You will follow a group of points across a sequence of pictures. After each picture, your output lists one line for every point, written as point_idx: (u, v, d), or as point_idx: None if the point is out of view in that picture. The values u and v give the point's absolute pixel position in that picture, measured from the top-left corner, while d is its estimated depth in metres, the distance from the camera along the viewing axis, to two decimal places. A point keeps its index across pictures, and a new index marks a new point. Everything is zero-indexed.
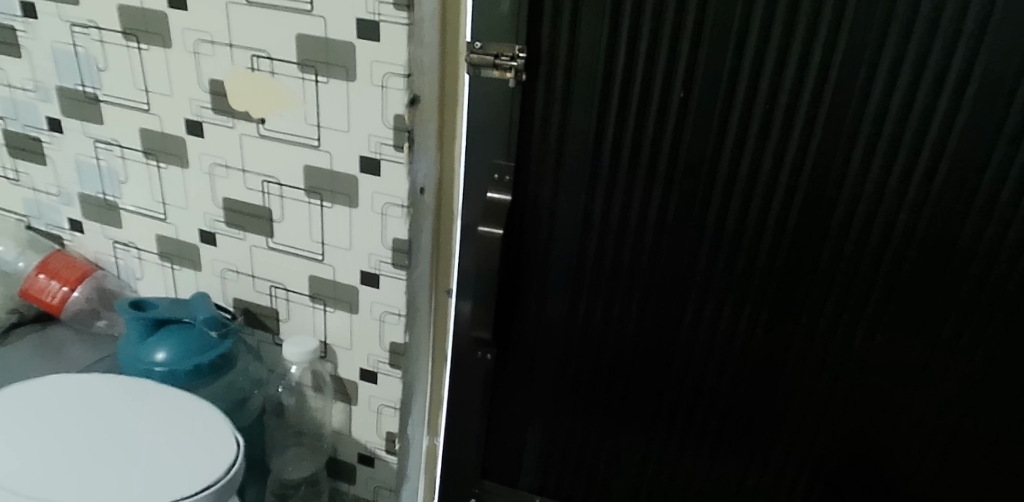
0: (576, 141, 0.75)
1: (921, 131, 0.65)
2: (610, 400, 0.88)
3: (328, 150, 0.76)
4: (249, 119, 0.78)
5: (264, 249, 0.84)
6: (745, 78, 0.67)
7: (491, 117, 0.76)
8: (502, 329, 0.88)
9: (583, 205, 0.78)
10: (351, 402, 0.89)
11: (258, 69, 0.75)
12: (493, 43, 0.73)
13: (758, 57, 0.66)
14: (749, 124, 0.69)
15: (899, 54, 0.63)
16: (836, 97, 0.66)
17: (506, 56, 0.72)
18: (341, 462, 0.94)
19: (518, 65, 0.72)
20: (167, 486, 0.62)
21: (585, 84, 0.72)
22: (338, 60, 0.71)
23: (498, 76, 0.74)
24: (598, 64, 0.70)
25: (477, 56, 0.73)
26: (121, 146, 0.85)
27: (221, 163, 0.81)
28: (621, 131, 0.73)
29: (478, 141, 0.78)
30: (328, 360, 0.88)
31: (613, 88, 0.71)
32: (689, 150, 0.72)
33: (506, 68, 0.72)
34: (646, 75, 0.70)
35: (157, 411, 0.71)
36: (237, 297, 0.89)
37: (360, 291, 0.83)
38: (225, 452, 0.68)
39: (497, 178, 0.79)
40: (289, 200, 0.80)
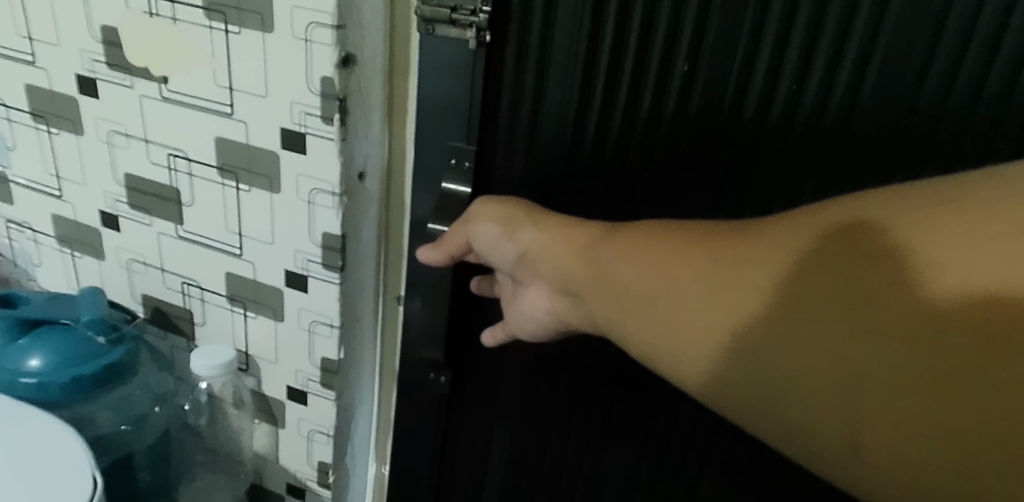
0: (553, 123, 0.58)
1: (995, 126, 0.49)
2: (588, 441, 0.72)
3: (243, 120, 0.61)
4: (149, 77, 0.62)
5: (173, 238, 0.70)
6: (767, 46, 0.51)
7: (445, 89, 0.59)
8: (454, 353, 0.71)
9: (555, 204, 0.62)
10: (277, 425, 0.74)
11: (158, 15, 0.59)
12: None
13: (790, 18, 0.49)
14: (767, 109, 0.53)
15: (976, 16, 0.46)
16: (885, 77, 0.49)
17: (466, 10, 0.55)
18: (267, 491, 0.79)
19: (480, 21, 0.55)
20: None
21: (566, 48, 0.55)
22: (252, 6, 0.56)
23: (457, 36, 0.56)
24: (582, 22, 0.54)
25: (431, 8, 0.56)
26: (6, 105, 0.70)
27: (120, 131, 0.66)
28: (609, 111, 0.57)
29: (428, 120, 0.61)
30: (250, 374, 0.73)
31: (600, 54, 0.55)
32: (685, 142, 0.56)
33: (465, 25, 0.55)
34: (642, 36, 0.53)
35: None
36: (146, 292, 0.74)
37: (285, 295, 0.68)
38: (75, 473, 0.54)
39: (456, 163, 0.61)
40: (199, 180, 0.66)
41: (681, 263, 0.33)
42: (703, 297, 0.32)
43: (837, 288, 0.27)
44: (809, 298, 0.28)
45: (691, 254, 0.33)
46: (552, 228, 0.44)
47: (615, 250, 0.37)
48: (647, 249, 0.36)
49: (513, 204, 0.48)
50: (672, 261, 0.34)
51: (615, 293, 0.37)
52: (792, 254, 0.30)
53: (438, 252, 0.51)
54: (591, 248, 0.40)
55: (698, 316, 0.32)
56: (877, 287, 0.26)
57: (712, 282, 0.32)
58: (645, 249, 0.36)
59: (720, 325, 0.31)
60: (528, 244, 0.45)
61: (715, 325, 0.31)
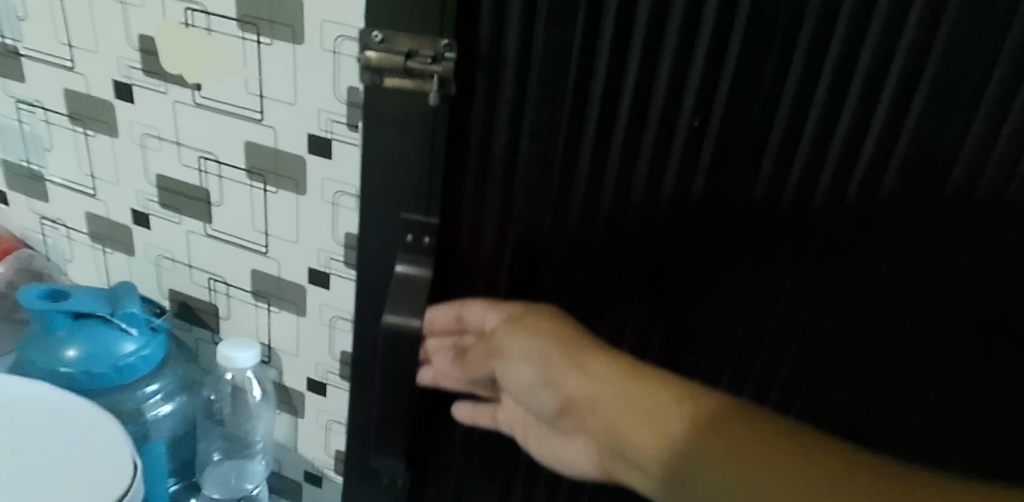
0: (539, 148, 0.50)
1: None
2: None
3: (272, 125, 0.65)
4: (183, 84, 0.66)
5: (202, 236, 0.73)
6: (775, 118, 0.44)
7: (395, 127, 0.51)
8: (428, 436, 0.65)
9: (550, 249, 0.54)
10: (297, 415, 0.78)
11: (193, 25, 0.63)
12: (403, 34, 0.48)
13: (829, 75, 0.42)
14: (778, 195, 0.46)
15: None
16: (917, 146, 0.42)
17: (423, 57, 0.47)
18: (285, 479, 0.83)
19: (441, 68, 0.47)
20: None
21: (550, 95, 0.48)
22: (284, 19, 0.60)
23: (414, 88, 0.49)
24: (576, 55, 0.46)
25: (380, 52, 0.48)
26: (45, 108, 0.74)
27: (154, 134, 0.70)
28: (626, 183, 0.49)
29: (389, 142, 0.52)
30: (271, 366, 0.77)
31: (581, 115, 0.48)
32: (708, 221, 0.49)
33: (422, 75, 0.48)
34: (647, 76, 0.45)
35: (50, 417, 0.61)
36: (173, 288, 0.78)
37: (308, 292, 0.71)
38: (110, 481, 0.56)
39: (412, 239, 0.55)
40: (228, 181, 0.69)
41: (629, 392, 0.39)
42: (622, 408, 0.39)
43: (733, 456, 0.33)
44: (710, 446, 0.34)
45: (633, 387, 0.39)
46: (526, 323, 0.48)
47: (577, 359, 0.43)
48: (586, 363, 0.43)
49: (509, 308, 0.50)
50: (614, 387, 0.40)
51: (546, 392, 0.45)
52: (703, 410, 0.36)
53: (455, 372, 0.57)
54: (547, 348, 0.46)
55: (628, 434, 0.38)
56: (764, 461, 0.33)
57: (643, 407, 0.38)
58: (601, 369, 0.41)
59: (641, 448, 0.37)
60: (507, 346, 0.49)
61: (634, 440, 0.38)
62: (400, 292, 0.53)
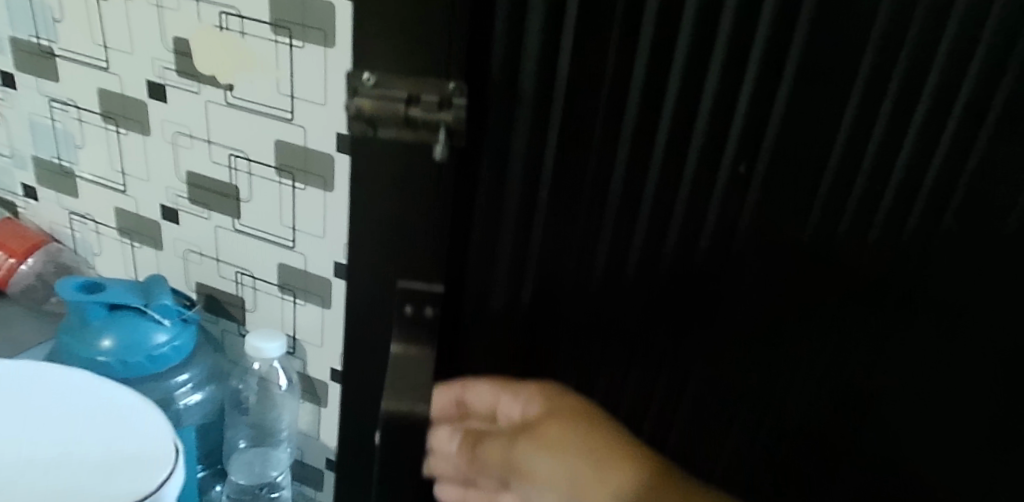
0: (567, 140, 0.39)
1: None
2: None
3: (302, 125, 0.68)
4: (215, 84, 0.69)
5: (230, 231, 0.76)
6: (836, 158, 0.35)
7: (395, 170, 0.40)
8: None
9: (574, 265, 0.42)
10: (321, 404, 0.81)
11: (227, 28, 0.66)
12: (400, 76, 0.37)
13: (902, 110, 0.33)
14: (863, 213, 0.36)
15: None
16: (989, 165, 0.33)
17: (428, 105, 0.36)
18: (307, 465, 0.86)
19: (450, 117, 0.36)
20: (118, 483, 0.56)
21: (567, 131, 0.39)
22: (316, 23, 0.62)
23: (416, 141, 0.38)
24: (595, 84, 0.37)
25: (373, 99, 0.36)
26: (78, 106, 0.76)
27: (185, 132, 0.72)
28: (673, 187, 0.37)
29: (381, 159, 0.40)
30: (296, 357, 0.80)
31: (605, 162, 0.39)
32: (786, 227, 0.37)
33: (429, 126, 0.37)
34: (686, 111, 0.36)
35: (92, 404, 0.63)
36: (200, 281, 0.80)
37: (333, 285, 0.74)
38: (152, 466, 0.58)
39: (413, 307, 0.42)
40: (257, 178, 0.72)
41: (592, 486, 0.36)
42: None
43: None
44: None
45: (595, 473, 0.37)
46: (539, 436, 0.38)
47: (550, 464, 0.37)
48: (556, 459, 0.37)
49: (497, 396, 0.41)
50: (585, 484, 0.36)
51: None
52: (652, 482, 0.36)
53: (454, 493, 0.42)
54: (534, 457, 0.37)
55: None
56: None
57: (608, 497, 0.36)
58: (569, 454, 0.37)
59: None
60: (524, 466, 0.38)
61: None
62: (400, 378, 0.38)
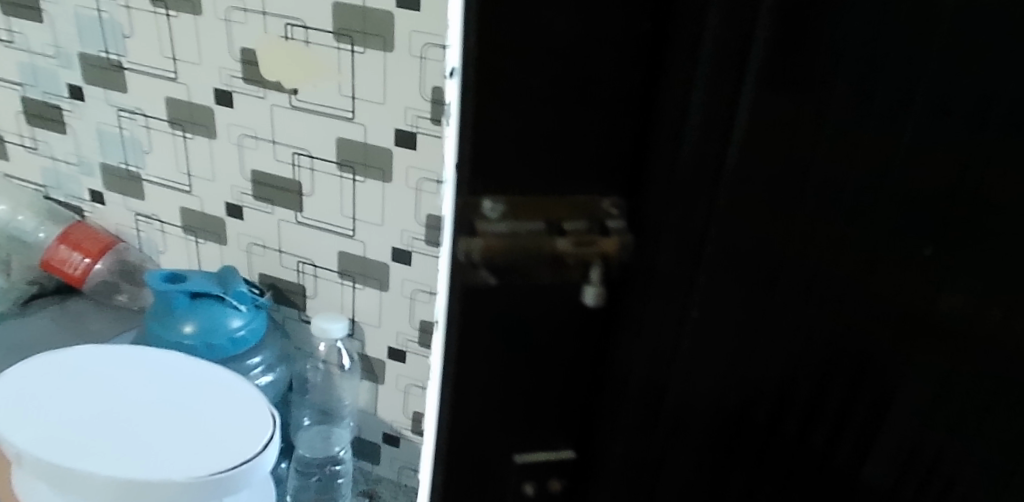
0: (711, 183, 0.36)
1: None
2: None
3: (362, 123, 0.74)
4: (280, 89, 0.75)
5: (292, 224, 0.82)
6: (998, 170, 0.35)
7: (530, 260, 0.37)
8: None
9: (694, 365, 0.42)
10: (378, 381, 0.88)
11: (292, 38, 0.72)
12: (529, 208, 0.36)
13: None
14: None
15: None
16: None
17: (584, 233, 0.37)
18: (365, 441, 0.93)
19: (608, 240, 0.38)
20: (228, 446, 0.60)
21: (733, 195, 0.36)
22: (376, 30, 0.69)
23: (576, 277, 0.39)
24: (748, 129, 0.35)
25: (498, 233, 0.36)
26: (145, 115, 0.82)
27: (250, 134, 0.79)
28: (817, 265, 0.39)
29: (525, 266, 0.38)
30: (355, 338, 0.86)
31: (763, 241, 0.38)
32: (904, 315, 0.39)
33: (584, 246, 0.37)
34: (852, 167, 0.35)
35: (190, 376, 0.67)
36: (263, 272, 0.87)
37: (391, 269, 0.81)
38: (255, 431, 0.62)
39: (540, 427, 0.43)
40: (320, 174, 0.79)
41: None
42: None
43: None
44: None
45: None
46: None
47: None
48: None
49: None
50: None
51: None
52: None
53: None
54: None
55: None
56: None
57: None
58: None
59: None
60: None
61: None
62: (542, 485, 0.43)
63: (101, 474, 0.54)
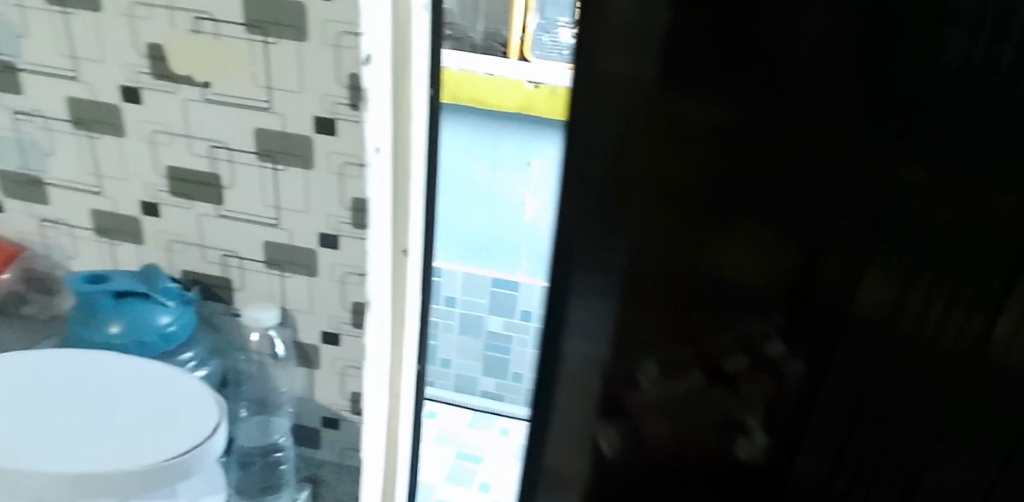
0: None
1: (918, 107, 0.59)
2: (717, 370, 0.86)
3: (279, 112, 0.76)
4: (192, 83, 0.76)
5: (214, 217, 0.83)
6: None
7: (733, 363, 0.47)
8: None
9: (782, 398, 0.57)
10: (313, 366, 0.90)
11: (201, 32, 0.73)
12: None
13: None
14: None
15: None
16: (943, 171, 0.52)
17: None
18: (304, 427, 0.94)
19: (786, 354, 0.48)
20: (177, 436, 0.62)
21: None
22: (288, 21, 0.71)
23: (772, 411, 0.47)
24: None
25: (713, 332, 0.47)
26: (45, 116, 0.80)
27: (163, 130, 0.79)
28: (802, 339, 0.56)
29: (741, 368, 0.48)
30: (287, 326, 0.88)
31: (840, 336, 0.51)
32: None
33: None
34: None
35: (126, 381, 0.68)
36: (185, 269, 0.86)
37: (318, 254, 0.83)
38: (202, 419, 0.64)
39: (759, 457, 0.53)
40: (239, 165, 0.79)
41: None
42: None
43: None
44: None
45: None
46: None
47: None
48: None
49: None
50: None
51: None
52: None
53: None
54: None
55: None
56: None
57: None
58: None
59: None
60: None
61: None
62: None
63: (52, 472, 0.54)
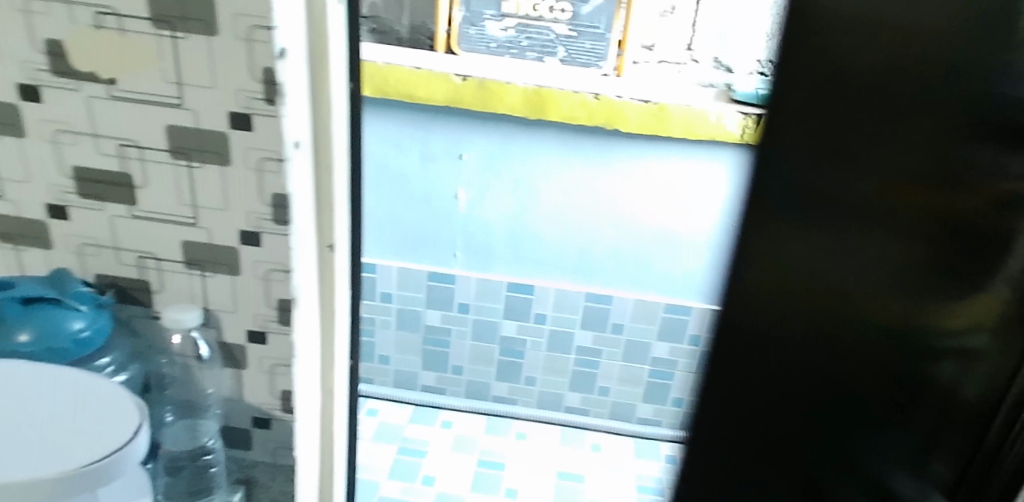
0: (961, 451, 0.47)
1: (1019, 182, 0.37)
2: None
3: (192, 109, 0.74)
4: (97, 80, 0.73)
5: (127, 218, 0.81)
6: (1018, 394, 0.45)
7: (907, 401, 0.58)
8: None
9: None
10: (240, 366, 0.88)
11: (104, 27, 0.71)
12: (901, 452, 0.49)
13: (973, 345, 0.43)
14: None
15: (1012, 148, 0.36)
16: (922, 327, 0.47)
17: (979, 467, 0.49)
18: (234, 429, 0.93)
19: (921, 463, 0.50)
20: (96, 439, 0.62)
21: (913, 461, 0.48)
22: (197, 15, 0.70)
23: None
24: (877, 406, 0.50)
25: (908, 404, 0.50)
26: None
27: (68, 129, 0.76)
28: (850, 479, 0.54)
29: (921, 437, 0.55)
30: (211, 327, 0.86)
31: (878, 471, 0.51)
32: None
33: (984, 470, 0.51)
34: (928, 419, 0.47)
35: (37, 385, 0.67)
36: (99, 273, 0.84)
37: (241, 252, 0.82)
38: (121, 421, 0.65)
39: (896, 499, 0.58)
40: (152, 164, 0.78)
41: None
42: None
43: None
44: None
45: None
46: None
47: None
48: None
49: None
50: None
51: None
52: None
53: None
54: None
55: None
56: None
57: None
58: None
59: None
60: None
61: None
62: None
63: None
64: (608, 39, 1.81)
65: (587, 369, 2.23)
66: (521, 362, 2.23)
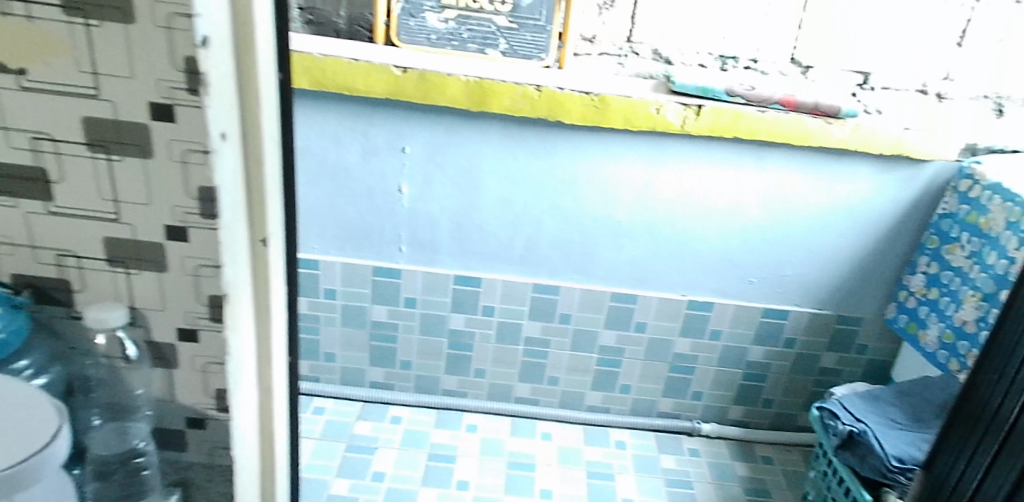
0: None
1: None
2: None
3: (109, 99, 0.72)
4: (5, 70, 0.71)
5: (44, 215, 0.78)
6: None
7: None
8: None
9: None
10: (171, 366, 0.86)
11: (11, 14, 0.68)
12: None
13: None
14: None
15: None
16: None
17: None
18: (167, 430, 0.91)
19: None
20: (15, 442, 0.60)
21: None
22: (111, 2, 0.67)
23: None
24: None
25: None
26: None
27: None
28: None
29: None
30: (138, 326, 0.84)
31: None
32: None
33: None
34: None
35: None
36: (15, 273, 0.81)
37: (167, 248, 0.79)
38: (43, 423, 0.63)
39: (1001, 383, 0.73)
40: (68, 158, 0.75)
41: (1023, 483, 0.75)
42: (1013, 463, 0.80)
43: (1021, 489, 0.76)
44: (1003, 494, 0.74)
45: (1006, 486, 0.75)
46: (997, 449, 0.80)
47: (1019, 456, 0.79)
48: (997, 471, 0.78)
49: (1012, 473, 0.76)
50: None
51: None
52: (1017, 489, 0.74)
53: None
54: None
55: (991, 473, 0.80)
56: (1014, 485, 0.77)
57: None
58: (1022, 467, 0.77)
59: None
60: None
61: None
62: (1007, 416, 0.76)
63: None
64: (547, 30, 1.81)
65: (536, 360, 2.25)
66: (470, 355, 2.24)
